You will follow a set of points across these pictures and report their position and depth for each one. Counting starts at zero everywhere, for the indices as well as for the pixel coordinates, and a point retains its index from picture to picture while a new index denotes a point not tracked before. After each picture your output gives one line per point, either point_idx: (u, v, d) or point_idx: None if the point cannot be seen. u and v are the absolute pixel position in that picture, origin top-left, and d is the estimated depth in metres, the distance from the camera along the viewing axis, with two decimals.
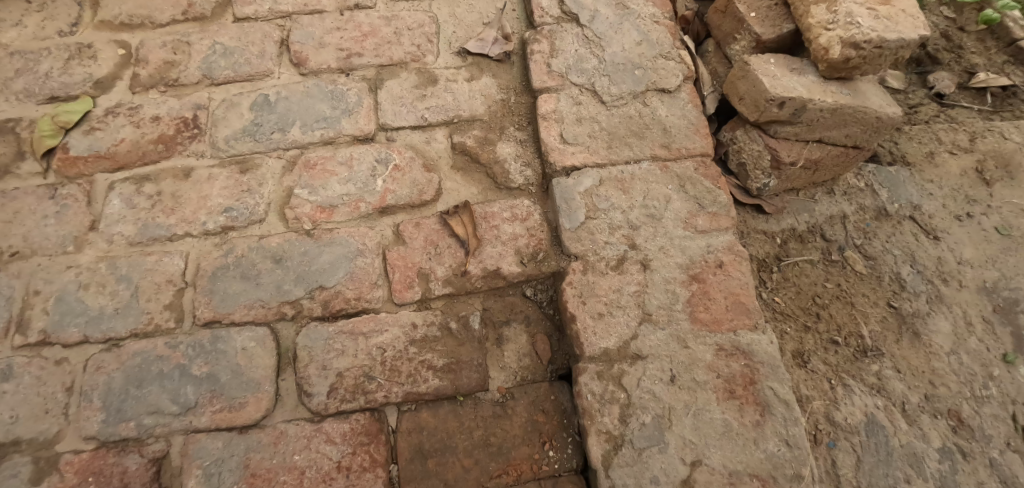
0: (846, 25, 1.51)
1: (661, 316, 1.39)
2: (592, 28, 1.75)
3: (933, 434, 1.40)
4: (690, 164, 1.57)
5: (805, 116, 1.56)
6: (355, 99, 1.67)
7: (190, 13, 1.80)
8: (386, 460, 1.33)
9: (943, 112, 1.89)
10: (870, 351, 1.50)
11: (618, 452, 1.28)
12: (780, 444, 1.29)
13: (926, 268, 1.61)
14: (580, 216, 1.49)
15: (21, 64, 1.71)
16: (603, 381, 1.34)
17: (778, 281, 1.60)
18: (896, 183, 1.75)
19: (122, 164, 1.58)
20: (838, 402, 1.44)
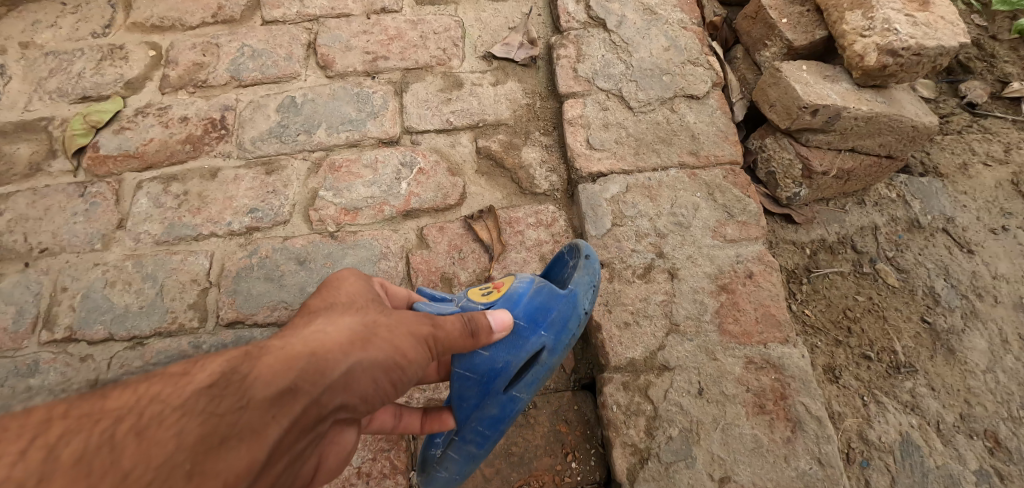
0: (884, 32, 1.47)
1: (689, 327, 1.37)
2: (619, 33, 1.74)
3: (969, 455, 1.35)
4: (719, 172, 1.54)
5: (839, 124, 1.53)
6: (380, 102, 1.67)
7: (220, 15, 1.81)
8: (406, 467, 1.30)
9: (976, 123, 1.85)
10: (904, 367, 1.45)
11: (644, 466, 1.25)
12: (812, 462, 1.25)
13: (960, 282, 1.56)
14: (606, 223, 1.48)
15: (56, 64, 1.74)
16: (628, 392, 1.31)
17: (807, 293, 1.57)
18: (929, 193, 1.70)
19: (151, 163, 1.59)
20: (871, 420, 1.39)
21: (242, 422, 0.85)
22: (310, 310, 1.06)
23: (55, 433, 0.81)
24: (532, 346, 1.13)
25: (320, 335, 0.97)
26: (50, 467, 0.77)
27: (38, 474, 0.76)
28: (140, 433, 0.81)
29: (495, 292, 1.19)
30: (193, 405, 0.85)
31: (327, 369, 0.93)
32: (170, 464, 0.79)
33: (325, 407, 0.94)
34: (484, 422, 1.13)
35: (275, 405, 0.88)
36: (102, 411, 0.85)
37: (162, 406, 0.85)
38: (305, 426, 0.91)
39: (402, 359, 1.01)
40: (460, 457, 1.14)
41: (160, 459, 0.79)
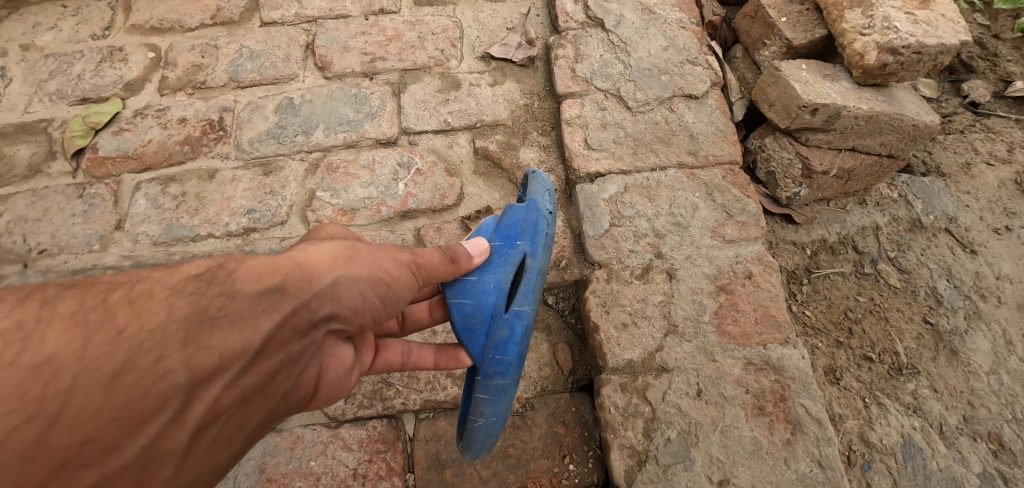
0: (884, 30, 1.46)
1: (687, 328, 1.35)
2: (617, 33, 1.73)
3: (972, 458, 1.33)
4: (718, 172, 1.53)
5: (839, 123, 1.52)
6: (378, 102, 1.66)
7: (219, 17, 1.81)
8: (402, 469, 1.29)
9: (978, 122, 1.83)
10: (906, 368, 1.44)
11: (642, 468, 1.24)
12: (812, 464, 1.24)
13: (963, 283, 1.54)
14: (604, 223, 1.47)
15: (56, 66, 1.74)
16: (626, 394, 1.30)
17: (808, 293, 1.56)
18: (931, 193, 1.69)
19: (149, 164, 1.59)
20: (872, 422, 1.38)
21: (232, 307, 0.86)
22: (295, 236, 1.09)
23: (53, 294, 0.83)
24: (512, 258, 1.14)
25: (306, 252, 1.00)
26: (49, 317, 0.79)
27: (37, 320, 0.78)
28: (133, 302, 0.83)
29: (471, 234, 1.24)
30: (185, 286, 0.86)
31: (316, 277, 0.96)
32: (160, 328, 0.80)
33: (316, 313, 0.95)
34: (498, 346, 1.10)
35: (266, 299, 0.89)
36: (97, 281, 0.86)
37: (155, 283, 0.86)
38: (295, 327, 0.92)
39: (387, 277, 1.05)
40: (490, 394, 1.09)
41: (153, 324, 0.80)
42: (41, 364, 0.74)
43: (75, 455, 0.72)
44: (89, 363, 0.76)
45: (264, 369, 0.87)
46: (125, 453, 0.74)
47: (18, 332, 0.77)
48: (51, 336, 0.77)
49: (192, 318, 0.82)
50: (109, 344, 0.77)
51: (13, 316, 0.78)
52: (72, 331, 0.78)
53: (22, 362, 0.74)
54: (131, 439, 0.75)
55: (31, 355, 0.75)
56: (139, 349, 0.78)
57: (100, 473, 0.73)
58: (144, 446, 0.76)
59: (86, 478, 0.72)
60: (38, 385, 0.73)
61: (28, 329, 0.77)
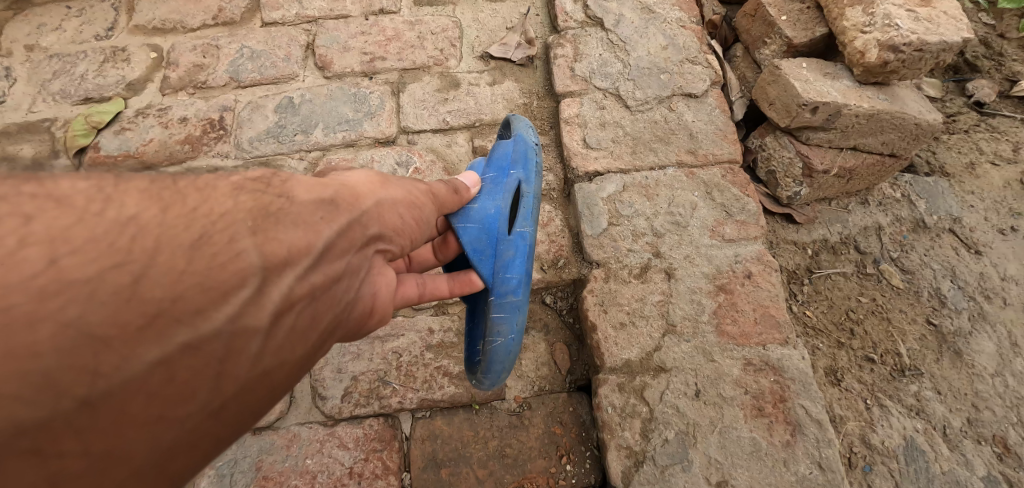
0: (885, 28, 1.45)
1: (686, 328, 1.35)
2: (617, 32, 1.73)
3: (977, 461, 1.31)
4: (717, 171, 1.52)
5: (839, 122, 1.51)
6: (377, 102, 1.66)
7: (220, 17, 1.82)
8: (399, 468, 1.29)
9: (983, 122, 1.82)
10: (908, 370, 1.42)
11: (639, 469, 1.23)
12: (812, 466, 1.22)
13: (967, 284, 1.52)
14: (603, 222, 1.46)
15: (59, 67, 1.75)
16: (623, 394, 1.29)
17: (809, 294, 1.54)
18: (934, 193, 1.67)
19: (150, 163, 1.60)
20: (874, 423, 1.36)
21: (293, 210, 0.86)
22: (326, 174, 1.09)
23: (126, 176, 0.81)
24: (509, 184, 1.17)
25: (346, 177, 1.01)
26: (129, 188, 0.77)
27: (118, 188, 0.76)
28: (203, 190, 0.82)
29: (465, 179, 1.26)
30: (247, 186, 0.86)
31: (362, 197, 0.97)
32: (234, 213, 0.79)
33: (368, 230, 0.95)
34: (504, 265, 1.11)
35: (322, 208, 0.89)
36: (163, 175, 0.84)
37: (219, 181, 0.85)
38: (350, 240, 0.91)
39: (417, 205, 1.05)
40: (505, 311, 1.10)
41: (226, 209, 0.79)
42: (127, 220, 0.72)
43: (167, 310, 0.69)
44: (174, 226, 0.74)
45: (327, 272, 0.86)
46: (212, 319, 0.72)
47: (101, 197, 0.74)
48: (135, 202, 0.75)
49: (262, 211, 0.82)
50: (188, 216, 0.76)
51: (93, 185, 0.76)
52: (150, 202, 0.76)
53: (108, 217, 0.72)
54: (217, 306, 0.72)
55: (117, 213, 0.72)
56: (219, 225, 0.77)
57: (190, 334, 0.70)
58: (228, 317, 0.73)
59: (178, 335, 0.70)
60: (126, 238, 0.70)
61: (109, 192, 0.75)
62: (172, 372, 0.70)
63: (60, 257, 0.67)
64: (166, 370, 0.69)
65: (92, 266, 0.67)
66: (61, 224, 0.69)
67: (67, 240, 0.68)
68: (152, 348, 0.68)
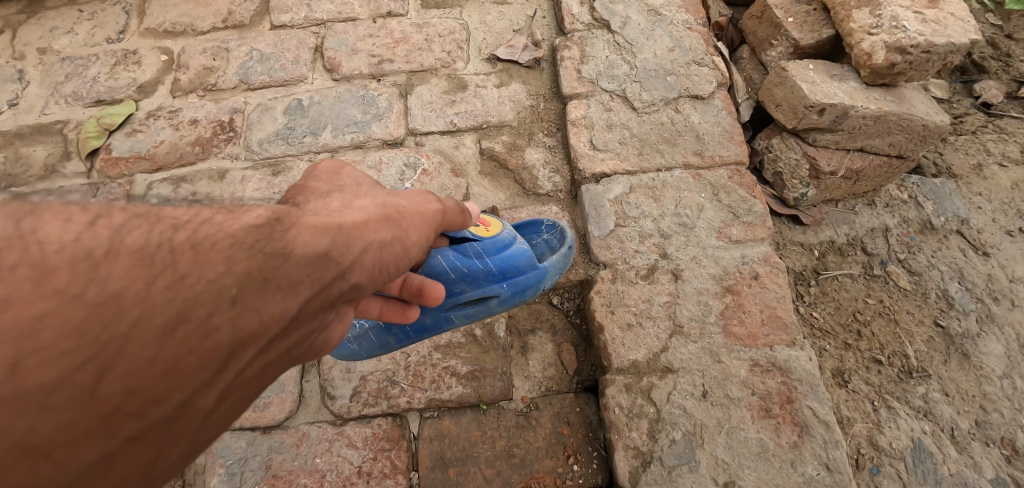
0: (892, 30, 1.45)
1: (693, 328, 1.35)
2: (623, 34, 1.74)
3: (985, 463, 1.31)
4: (724, 172, 1.53)
5: (846, 123, 1.51)
6: (385, 104, 1.68)
7: (230, 20, 1.83)
8: (407, 467, 1.29)
9: (990, 123, 1.81)
10: (916, 372, 1.42)
11: (646, 469, 1.23)
12: (820, 467, 1.22)
13: (975, 286, 1.52)
14: (610, 224, 1.47)
15: (72, 69, 1.77)
16: (631, 395, 1.30)
17: (815, 295, 1.54)
18: (942, 195, 1.67)
19: (161, 165, 1.61)
20: (881, 425, 1.36)
21: (284, 269, 0.80)
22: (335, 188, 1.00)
23: (116, 221, 0.73)
24: (491, 290, 1.23)
25: (346, 215, 0.94)
26: (118, 248, 0.69)
27: (106, 249, 0.69)
28: (196, 246, 0.74)
29: (486, 229, 1.26)
30: (246, 239, 0.79)
31: (358, 246, 0.91)
32: (220, 281, 0.73)
33: (349, 283, 0.89)
34: (415, 326, 1.24)
35: (313, 265, 0.83)
36: (158, 216, 0.77)
37: (215, 229, 0.78)
38: (331, 295, 0.86)
39: (409, 248, 1.00)
40: (377, 339, 1.26)
41: (212, 276, 0.73)
42: (107, 299, 0.66)
43: (121, 406, 0.66)
44: (155, 306, 0.68)
45: (296, 335, 0.82)
46: (164, 407, 0.68)
47: (84, 263, 0.67)
48: (121, 270, 0.68)
49: (251, 278, 0.76)
50: (173, 291, 0.70)
51: (78, 243, 0.68)
52: (137, 270, 0.69)
53: (87, 297, 0.66)
54: (171, 394, 0.69)
55: (97, 290, 0.66)
56: (202, 300, 0.71)
57: (138, 426, 0.67)
58: (181, 402, 0.70)
59: (128, 428, 0.66)
60: (101, 325, 0.65)
61: (96, 257, 0.68)
62: (110, 467, 0.66)
63: (22, 358, 0.61)
64: (104, 466, 0.66)
65: (52, 367, 0.62)
66: (34, 307, 0.63)
67: (37, 331, 0.62)
68: (96, 448, 0.65)
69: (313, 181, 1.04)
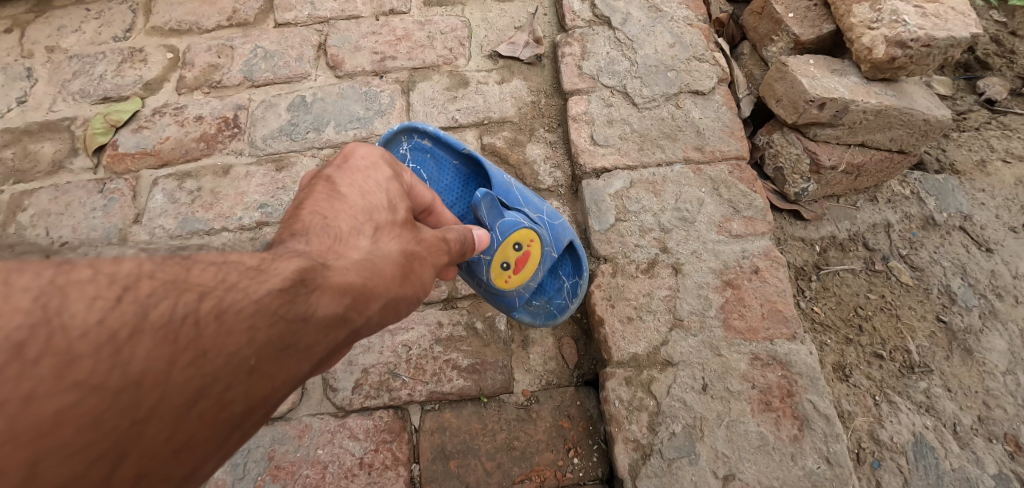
0: (892, 24, 1.46)
1: (693, 322, 1.35)
2: (624, 31, 1.74)
3: (988, 459, 1.31)
4: (724, 167, 1.53)
5: (847, 118, 1.51)
6: (387, 100, 1.69)
7: (234, 18, 1.85)
8: (408, 459, 1.30)
9: (994, 119, 1.81)
10: (918, 367, 1.42)
11: (646, 462, 1.24)
12: (820, 461, 1.22)
13: (978, 281, 1.52)
14: (610, 218, 1.48)
15: (79, 67, 1.79)
16: (631, 388, 1.30)
17: (817, 290, 1.54)
18: (944, 191, 1.67)
19: (167, 160, 1.63)
20: (883, 420, 1.36)
21: (304, 334, 0.77)
22: (365, 219, 0.93)
23: (144, 292, 0.67)
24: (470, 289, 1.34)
25: (373, 259, 0.89)
26: (144, 326, 0.66)
27: (131, 328, 0.65)
28: (222, 314, 0.70)
29: (509, 279, 1.32)
30: (270, 304, 0.74)
31: (374, 300, 0.87)
32: (241, 354, 0.71)
33: (358, 334, 0.87)
34: None
35: (331, 328, 0.80)
36: (185, 281, 0.71)
37: (243, 292, 0.73)
38: (338, 349, 0.85)
39: (419, 293, 0.97)
40: None
41: (234, 348, 0.71)
42: (129, 384, 0.64)
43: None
44: (175, 387, 0.66)
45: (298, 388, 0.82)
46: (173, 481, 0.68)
47: (108, 345, 0.63)
48: (143, 351, 0.65)
49: (271, 348, 0.74)
50: (195, 371, 0.67)
51: (103, 324, 0.64)
52: (161, 349, 0.66)
53: (109, 384, 0.63)
54: (180, 469, 0.68)
55: (120, 376, 0.63)
56: (223, 375, 0.69)
57: None
58: (188, 474, 0.70)
59: None
60: (121, 413, 0.63)
61: (118, 339, 0.64)
62: None
63: (38, 458, 0.58)
64: None
65: (68, 465, 0.60)
66: (54, 403, 0.60)
67: (58, 427, 0.60)
68: None
69: (346, 182, 0.98)
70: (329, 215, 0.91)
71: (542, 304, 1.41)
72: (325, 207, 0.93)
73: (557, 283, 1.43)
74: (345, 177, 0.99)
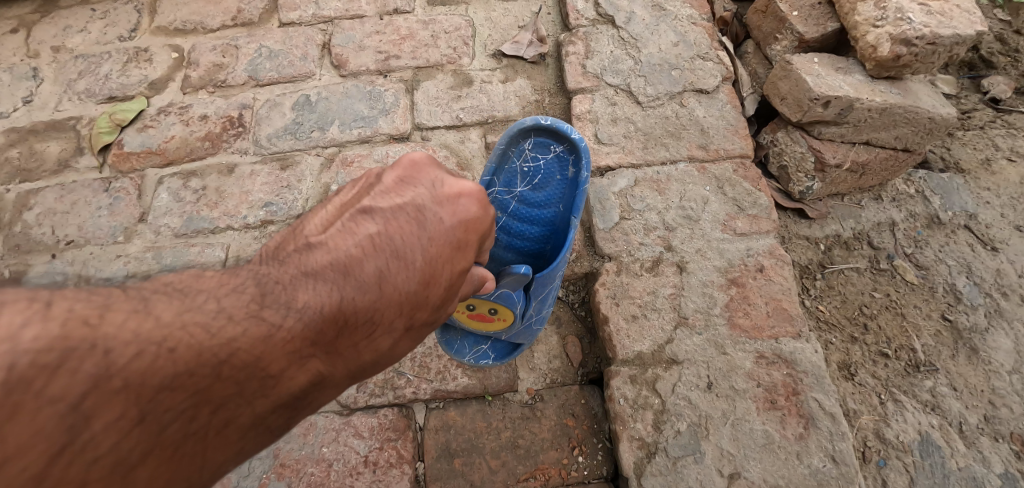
0: (896, 22, 1.46)
1: (698, 320, 1.35)
2: (628, 30, 1.74)
3: (994, 458, 1.30)
4: (729, 165, 1.53)
5: (852, 116, 1.51)
6: (392, 99, 1.69)
7: (239, 18, 1.86)
8: (413, 457, 1.30)
9: (999, 118, 1.80)
10: (924, 366, 1.41)
11: (651, 460, 1.23)
12: (825, 459, 1.22)
13: (983, 280, 1.51)
14: (615, 216, 1.48)
15: (85, 67, 1.80)
16: (635, 386, 1.30)
17: (821, 289, 1.54)
18: (949, 190, 1.66)
19: (172, 159, 1.63)
20: (888, 418, 1.35)
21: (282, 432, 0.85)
22: (415, 299, 0.87)
23: (163, 411, 0.71)
24: None
25: (380, 360, 0.90)
26: (153, 450, 0.70)
27: (141, 453, 0.70)
28: (222, 429, 0.76)
29: (459, 313, 1.27)
30: (266, 417, 0.80)
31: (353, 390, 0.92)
32: (223, 464, 0.79)
33: None
34: None
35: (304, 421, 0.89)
36: (206, 393, 0.74)
37: (248, 406, 0.78)
38: None
39: None
40: None
41: (222, 457, 0.78)
42: None
43: None
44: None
45: None
46: None
47: (118, 471, 0.68)
48: (146, 472, 0.70)
49: (249, 453, 0.82)
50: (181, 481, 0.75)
51: (117, 451, 0.68)
52: (161, 470, 0.72)
53: None
54: None
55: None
56: (204, 480, 0.78)
57: None
58: None
59: None
60: None
61: (128, 464, 0.69)
62: None
63: None
64: None
65: None
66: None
67: None
68: None
69: (415, 245, 0.87)
70: (377, 291, 0.84)
71: (460, 335, 1.36)
72: (391, 252, 0.86)
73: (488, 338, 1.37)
74: (436, 227, 0.88)
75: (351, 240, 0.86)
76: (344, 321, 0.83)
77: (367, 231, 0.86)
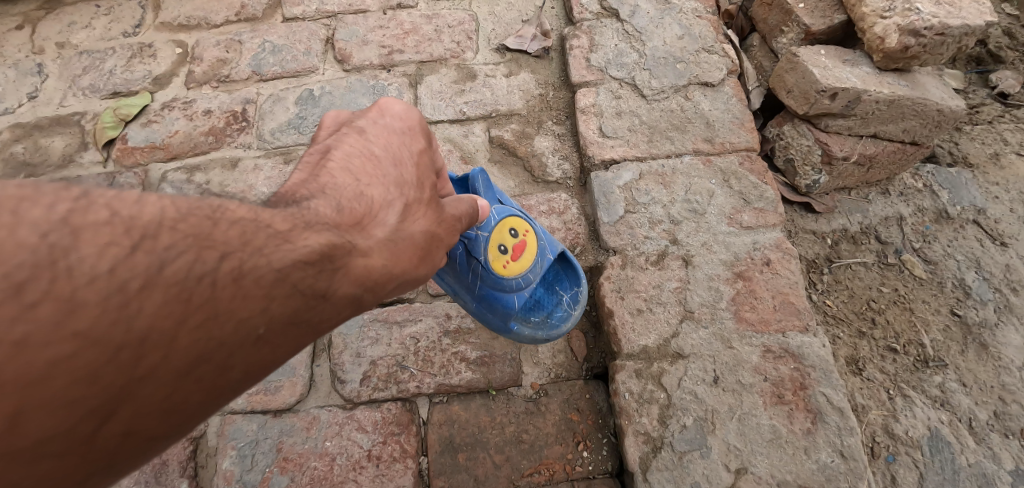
0: (904, 12, 1.44)
1: (704, 314, 1.34)
2: (632, 23, 1.74)
3: (1005, 454, 1.28)
4: (734, 159, 1.52)
5: (859, 108, 1.50)
6: (395, 93, 1.69)
7: (243, 14, 1.86)
8: (416, 451, 1.29)
9: (1007, 113, 1.79)
10: (932, 361, 1.40)
11: (656, 455, 1.22)
12: (833, 454, 1.20)
13: (992, 276, 1.50)
14: (620, 210, 1.47)
15: (89, 62, 1.80)
16: (641, 380, 1.29)
17: (828, 283, 1.53)
18: (957, 184, 1.65)
19: (176, 154, 1.63)
20: (897, 414, 1.33)
21: (320, 307, 0.75)
22: (394, 179, 0.90)
23: (159, 246, 0.64)
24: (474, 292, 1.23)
25: (398, 239, 0.86)
26: (155, 281, 0.62)
27: (142, 284, 0.61)
28: (240, 280, 0.67)
29: (508, 266, 1.22)
30: (293, 274, 0.71)
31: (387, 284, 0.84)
32: (251, 323, 0.68)
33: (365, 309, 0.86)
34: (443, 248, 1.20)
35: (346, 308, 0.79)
36: (209, 237, 0.67)
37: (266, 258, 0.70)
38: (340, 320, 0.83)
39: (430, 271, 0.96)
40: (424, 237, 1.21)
41: (247, 314, 0.68)
42: (131, 340, 0.61)
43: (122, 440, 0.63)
44: (177, 350, 0.63)
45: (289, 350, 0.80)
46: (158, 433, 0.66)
47: (115, 300, 0.60)
48: (153, 306, 0.62)
49: (282, 321, 0.71)
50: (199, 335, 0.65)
51: (110, 276, 0.60)
52: (171, 307, 0.63)
53: (112, 338, 0.60)
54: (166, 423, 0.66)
55: (122, 331, 0.60)
56: (228, 342, 0.67)
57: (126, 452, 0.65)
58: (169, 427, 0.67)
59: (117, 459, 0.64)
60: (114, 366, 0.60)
61: (126, 294, 0.60)
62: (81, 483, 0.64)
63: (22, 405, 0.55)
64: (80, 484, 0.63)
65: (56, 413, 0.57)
66: (48, 349, 0.56)
67: (48, 377, 0.56)
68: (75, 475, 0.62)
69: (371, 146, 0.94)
70: (355, 182, 0.87)
71: (542, 319, 1.30)
72: (351, 159, 0.91)
73: (552, 299, 1.34)
74: (378, 129, 0.97)
75: (321, 160, 0.90)
76: (338, 204, 0.82)
77: (327, 156, 0.92)
